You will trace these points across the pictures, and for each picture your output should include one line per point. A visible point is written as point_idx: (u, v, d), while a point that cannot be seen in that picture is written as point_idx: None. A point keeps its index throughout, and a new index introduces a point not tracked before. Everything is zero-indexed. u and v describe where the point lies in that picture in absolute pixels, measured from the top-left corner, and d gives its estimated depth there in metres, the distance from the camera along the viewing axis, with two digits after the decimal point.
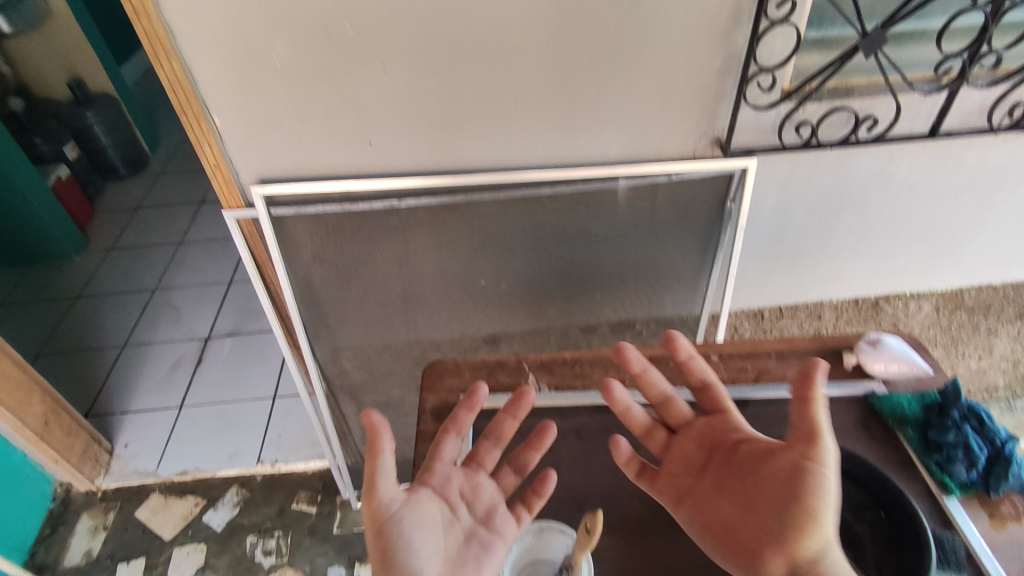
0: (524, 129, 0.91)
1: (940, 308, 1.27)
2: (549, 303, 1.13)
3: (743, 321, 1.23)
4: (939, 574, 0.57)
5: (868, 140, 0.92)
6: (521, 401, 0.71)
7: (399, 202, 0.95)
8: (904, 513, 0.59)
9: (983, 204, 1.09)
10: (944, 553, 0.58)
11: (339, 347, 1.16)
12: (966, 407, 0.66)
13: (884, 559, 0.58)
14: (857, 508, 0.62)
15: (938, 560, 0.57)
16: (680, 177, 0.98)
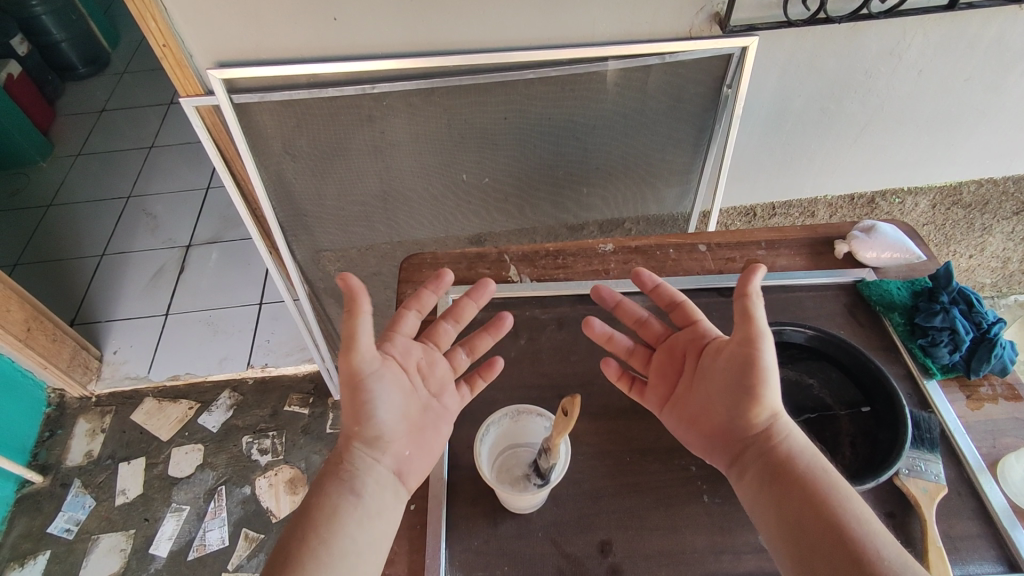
0: (504, 3, 0.82)
1: (936, 205, 1.24)
2: (534, 201, 1.09)
3: (734, 219, 1.21)
4: (913, 453, 0.56)
5: (880, 13, 0.84)
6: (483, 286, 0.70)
7: (371, 88, 0.88)
8: (883, 394, 0.59)
9: (996, 90, 1.03)
10: (918, 431, 0.58)
11: (320, 249, 1.13)
12: (956, 291, 0.63)
13: (858, 438, 0.59)
14: (836, 390, 0.62)
15: (913, 438, 0.57)
16: (675, 59, 0.90)
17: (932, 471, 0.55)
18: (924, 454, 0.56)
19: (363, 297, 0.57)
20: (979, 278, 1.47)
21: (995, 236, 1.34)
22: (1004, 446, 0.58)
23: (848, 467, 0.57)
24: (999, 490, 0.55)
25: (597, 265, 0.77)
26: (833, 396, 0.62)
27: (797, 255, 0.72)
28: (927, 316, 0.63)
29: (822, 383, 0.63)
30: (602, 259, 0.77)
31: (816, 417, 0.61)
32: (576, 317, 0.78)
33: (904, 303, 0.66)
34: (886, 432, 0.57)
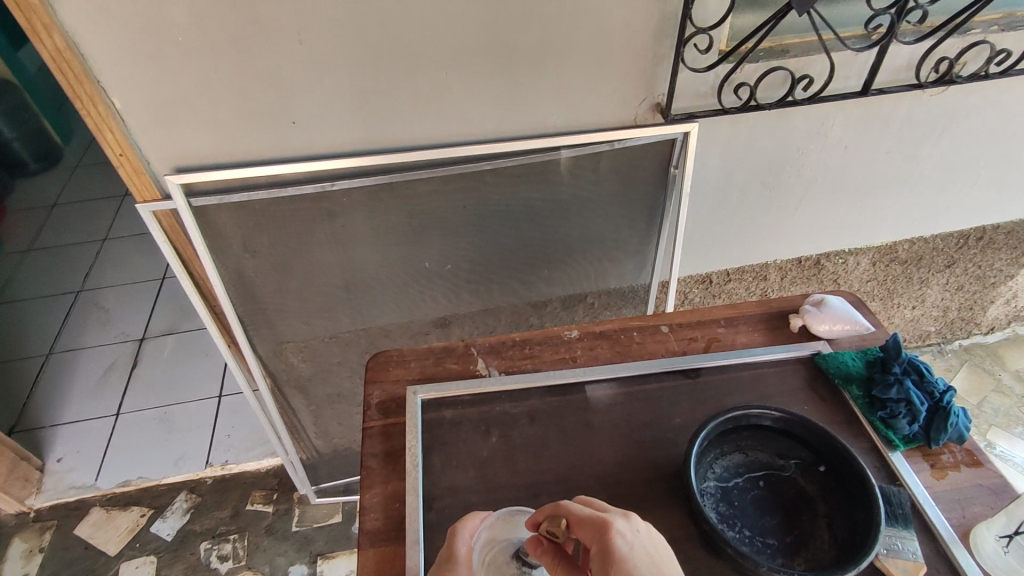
0: (458, 102, 0.86)
1: (876, 262, 1.32)
2: (497, 282, 1.11)
3: (692, 287, 1.25)
4: (888, 530, 0.56)
5: (804, 99, 0.92)
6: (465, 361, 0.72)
7: (331, 184, 0.90)
8: (853, 474, 0.60)
9: (913, 159, 1.12)
10: (892, 508, 0.58)
11: (281, 342, 1.11)
12: (907, 361, 0.64)
13: (835, 520, 0.59)
14: (809, 469, 0.63)
15: (886, 515, 0.57)
16: (623, 146, 0.96)
17: (908, 550, 0.55)
18: (898, 532, 0.56)
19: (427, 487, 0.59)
20: (924, 327, 1.55)
21: (932, 287, 1.43)
22: (974, 514, 0.58)
23: (828, 551, 0.57)
24: (976, 563, 0.55)
25: (574, 358, 0.72)
26: (807, 476, 0.62)
27: (754, 331, 0.73)
28: (883, 388, 0.63)
29: (794, 464, 0.63)
30: (576, 351, 0.72)
31: (791, 500, 0.61)
32: None
33: (859, 375, 0.66)
34: (862, 513, 0.57)
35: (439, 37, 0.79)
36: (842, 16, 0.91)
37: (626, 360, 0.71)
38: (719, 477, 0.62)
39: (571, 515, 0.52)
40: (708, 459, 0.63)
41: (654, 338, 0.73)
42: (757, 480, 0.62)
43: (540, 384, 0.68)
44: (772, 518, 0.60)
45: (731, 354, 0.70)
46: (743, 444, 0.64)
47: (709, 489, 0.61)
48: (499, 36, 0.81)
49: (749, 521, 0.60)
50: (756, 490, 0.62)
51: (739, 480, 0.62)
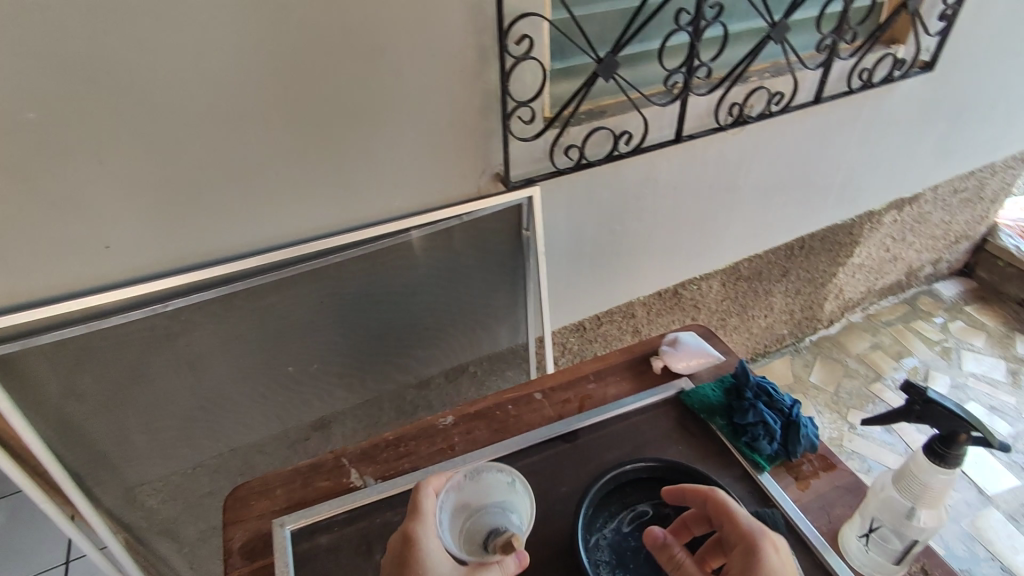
0: (293, 199, 0.83)
1: (725, 282, 1.44)
2: (372, 370, 1.06)
3: (568, 336, 1.28)
4: None
5: (627, 152, 1.00)
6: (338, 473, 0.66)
7: (163, 305, 0.82)
8: None
9: (733, 190, 1.25)
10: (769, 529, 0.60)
11: (133, 485, 0.97)
12: (756, 384, 0.69)
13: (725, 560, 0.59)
14: (695, 513, 0.63)
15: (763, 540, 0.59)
16: (472, 218, 0.97)
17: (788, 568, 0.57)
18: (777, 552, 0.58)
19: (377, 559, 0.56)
20: (778, 331, 1.71)
21: (776, 294, 1.58)
22: (837, 518, 0.63)
23: None
24: (847, 566, 0.58)
25: (451, 447, 0.68)
26: (695, 519, 0.63)
27: (623, 380, 0.75)
28: (741, 415, 0.66)
29: (682, 510, 0.63)
30: (454, 439, 0.69)
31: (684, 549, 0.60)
32: None
33: (720, 405, 0.69)
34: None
35: (259, 139, 0.77)
36: (644, 77, 1.02)
37: (506, 437, 0.69)
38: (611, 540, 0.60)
39: (729, 517, 0.54)
40: (598, 524, 0.61)
41: (529, 407, 0.72)
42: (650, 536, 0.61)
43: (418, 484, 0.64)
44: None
45: (606, 410, 0.70)
46: (632, 499, 0.63)
47: (603, 557, 0.59)
48: (325, 131, 0.80)
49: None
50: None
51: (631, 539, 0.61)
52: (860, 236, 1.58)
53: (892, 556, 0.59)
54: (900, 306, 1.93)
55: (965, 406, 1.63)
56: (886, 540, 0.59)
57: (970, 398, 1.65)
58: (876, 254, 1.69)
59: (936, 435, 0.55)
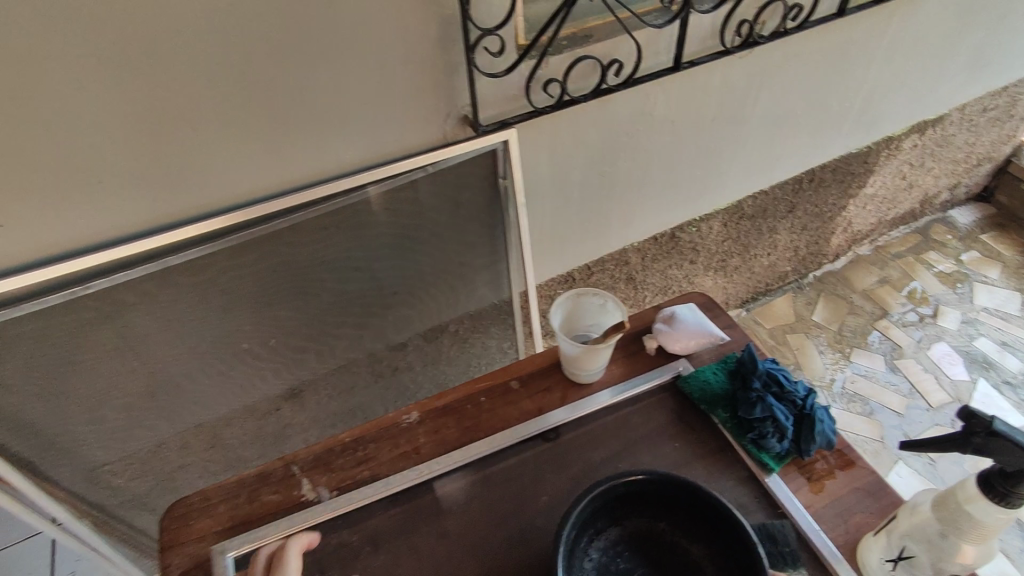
0: (223, 158, 0.71)
1: (726, 222, 1.32)
2: (341, 339, 0.97)
3: (556, 288, 1.17)
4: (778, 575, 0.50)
5: (618, 85, 0.86)
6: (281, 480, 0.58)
7: (84, 287, 0.72)
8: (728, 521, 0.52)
9: (737, 120, 1.10)
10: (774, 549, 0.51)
11: (91, 468, 0.90)
12: (764, 372, 0.59)
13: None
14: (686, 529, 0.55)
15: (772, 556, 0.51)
16: (439, 168, 0.85)
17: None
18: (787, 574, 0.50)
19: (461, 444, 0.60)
20: (782, 269, 1.61)
21: (780, 231, 1.47)
22: (857, 527, 0.53)
23: None
24: None
25: (416, 452, 0.59)
26: (685, 535, 0.55)
27: None
28: (746, 409, 0.58)
29: (672, 525, 0.55)
30: (420, 441, 0.61)
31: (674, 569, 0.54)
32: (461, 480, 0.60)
33: (723, 393, 0.61)
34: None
35: (165, 88, 0.63)
36: None
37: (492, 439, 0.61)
38: (597, 563, 0.54)
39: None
40: (582, 547, 0.54)
41: (505, 401, 0.63)
42: (635, 556, 0.55)
43: (378, 496, 0.56)
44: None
45: (591, 401, 0.62)
46: (619, 515, 0.56)
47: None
48: (248, 75, 0.66)
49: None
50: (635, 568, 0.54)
51: (617, 560, 0.55)
52: (876, 164, 1.44)
53: None
54: (910, 236, 1.82)
55: (973, 342, 1.57)
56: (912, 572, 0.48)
57: (980, 334, 1.59)
58: (891, 183, 1.56)
59: (997, 467, 0.45)
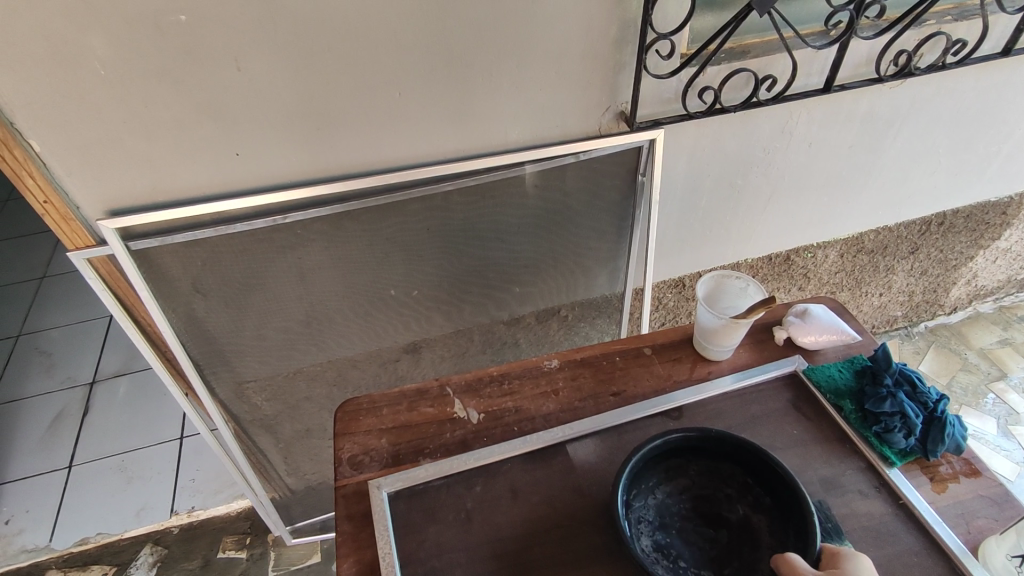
0: (414, 122, 0.82)
1: (844, 254, 1.32)
2: (468, 303, 1.06)
3: (665, 292, 1.22)
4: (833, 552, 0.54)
5: (769, 99, 0.90)
6: (432, 395, 0.68)
7: (283, 218, 0.84)
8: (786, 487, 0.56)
9: (874, 151, 1.11)
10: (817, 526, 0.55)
11: (244, 382, 1.03)
12: (898, 372, 0.62)
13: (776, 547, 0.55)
14: (754, 499, 0.59)
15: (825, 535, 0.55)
16: (588, 157, 0.92)
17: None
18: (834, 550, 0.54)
19: (595, 394, 0.67)
20: (891, 312, 1.56)
21: (898, 273, 1.44)
22: (979, 529, 0.55)
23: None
24: None
25: (555, 392, 0.68)
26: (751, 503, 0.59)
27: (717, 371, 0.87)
28: (875, 402, 0.61)
29: (738, 490, 0.60)
30: (558, 383, 0.69)
31: (733, 529, 0.58)
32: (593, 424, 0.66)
33: (848, 387, 0.64)
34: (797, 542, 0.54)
35: (386, 55, 0.74)
36: (801, 14, 0.90)
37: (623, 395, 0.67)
38: (660, 502, 0.60)
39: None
40: (649, 483, 0.61)
41: (638, 363, 0.70)
42: (697, 508, 0.60)
43: (518, 451, 0.62)
44: (709, 547, 0.57)
45: (718, 381, 0.67)
46: (689, 469, 0.62)
47: (646, 517, 0.59)
48: (453, 53, 0.77)
49: (684, 550, 0.57)
50: (695, 519, 0.59)
51: (679, 506, 0.60)
52: (1014, 217, 1.39)
53: None
54: None
55: None
56: None
57: None
58: None
59: None
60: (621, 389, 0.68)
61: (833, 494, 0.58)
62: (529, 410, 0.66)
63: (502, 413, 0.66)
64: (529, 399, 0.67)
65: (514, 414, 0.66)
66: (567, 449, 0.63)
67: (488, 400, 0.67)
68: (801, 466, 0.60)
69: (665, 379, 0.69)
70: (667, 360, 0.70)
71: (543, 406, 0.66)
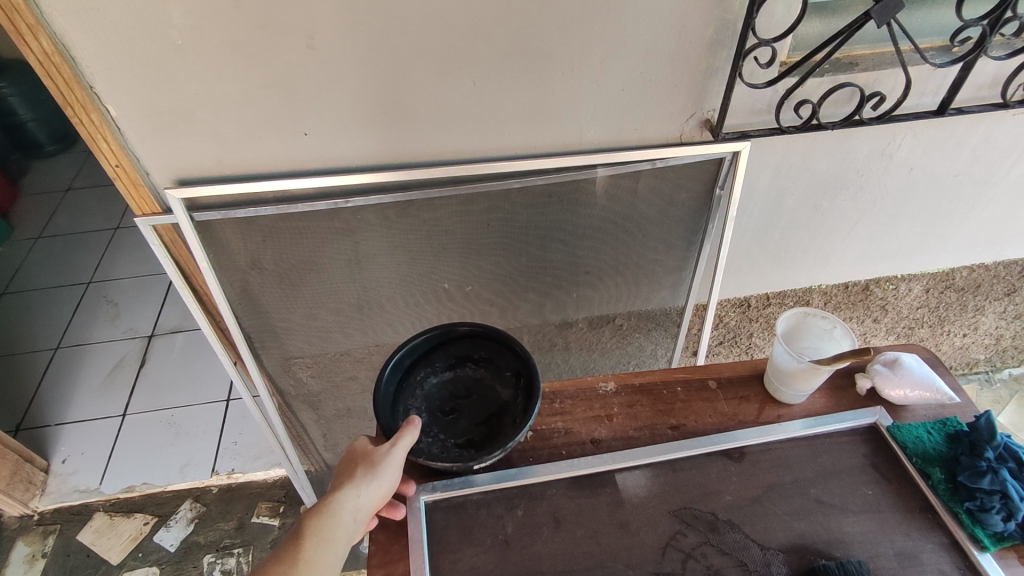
0: (486, 113, 0.78)
1: (930, 289, 1.21)
2: (521, 303, 1.02)
3: (729, 311, 1.15)
4: None
5: (874, 118, 0.82)
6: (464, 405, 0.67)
7: (344, 201, 0.83)
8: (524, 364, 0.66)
9: (983, 182, 1.00)
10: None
11: (290, 358, 1.03)
12: (1001, 445, 0.54)
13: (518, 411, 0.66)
14: (505, 377, 0.69)
15: None
16: (665, 165, 0.87)
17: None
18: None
19: (650, 424, 0.64)
20: (973, 355, 1.43)
21: (988, 315, 1.31)
22: None
23: (509, 433, 0.65)
24: None
25: (609, 417, 0.65)
26: (504, 383, 0.69)
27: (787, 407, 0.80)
28: (972, 476, 0.53)
29: (493, 369, 0.70)
30: (613, 409, 0.65)
31: (485, 402, 0.68)
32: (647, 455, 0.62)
33: (938, 454, 0.57)
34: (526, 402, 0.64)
35: (464, 43, 0.71)
36: (924, 25, 0.80)
37: (683, 431, 0.63)
38: (426, 388, 0.69)
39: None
40: (418, 376, 0.70)
41: (701, 397, 0.65)
42: (459, 388, 0.69)
43: (563, 476, 0.60)
44: (465, 417, 0.67)
45: (784, 426, 0.61)
46: (454, 359, 0.71)
47: (413, 401, 0.68)
48: (533, 46, 0.72)
49: (442, 423, 0.67)
50: (456, 397, 0.69)
51: (444, 390, 0.69)
52: None
53: None
54: None
55: None
56: None
57: None
58: None
59: None
60: (680, 424, 0.64)
61: (910, 571, 0.52)
62: (580, 434, 0.63)
63: (551, 436, 0.63)
64: (582, 422, 0.64)
65: (563, 436, 0.63)
66: (616, 479, 0.60)
67: (541, 419, 0.65)
68: (875, 535, 0.54)
69: (730, 417, 0.64)
70: (733, 396, 0.65)
71: (596, 432, 0.64)
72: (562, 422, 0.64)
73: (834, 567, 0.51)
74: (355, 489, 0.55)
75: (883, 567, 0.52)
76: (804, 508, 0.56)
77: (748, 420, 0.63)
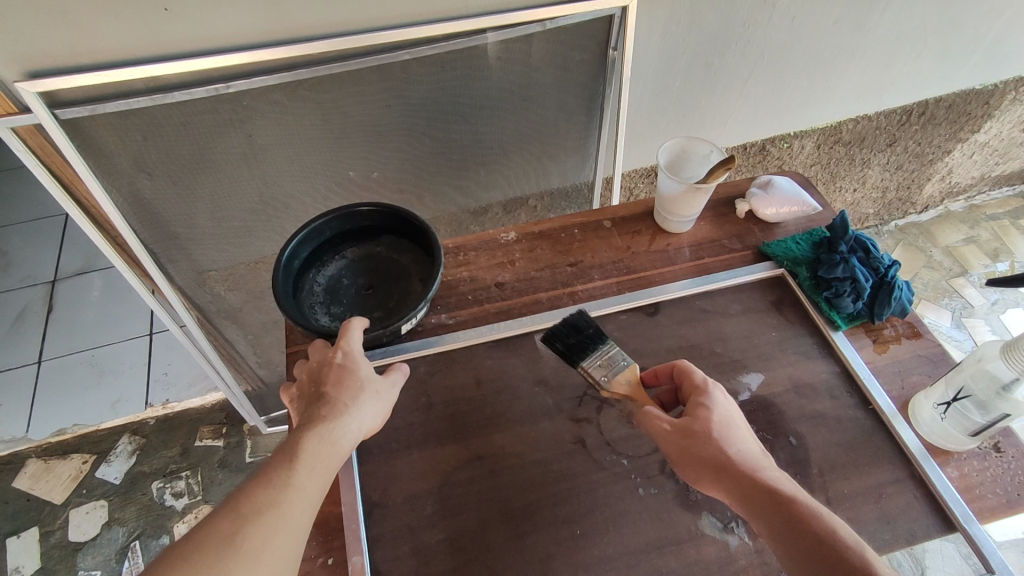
0: None
1: (821, 145, 1.29)
2: (434, 188, 1.03)
3: (637, 181, 1.20)
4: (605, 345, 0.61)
5: None
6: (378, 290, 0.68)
7: (225, 85, 0.78)
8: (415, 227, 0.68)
9: (859, 29, 1.04)
10: (577, 334, 0.62)
11: (203, 270, 1.00)
12: (853, 239, 0.65)
13: (422, 272, 0.69)
14: (398, 246, 0.71)
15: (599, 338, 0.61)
16: (556, 25, 0.86)
17: None
18: (599, 350, 0.60)
19: (553, 267, 0.71)
20: (863, 209, 1.57)
21: (874, 167, 1.42)
22: (913, 385, 0.60)
23: (421, 291, 0.68)
24: (911, 432, 0.56)
25: (512, 262, 0.71)
26: (400, 251, 0.71)
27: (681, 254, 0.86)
28: (829, 268, 0.64)
29: (384, 245, 0.72)
30: (515, 254, 0.72)
31: (389, 275, 0.70)
32: (547, 284, 0.69)
33: (805, 257, 0.67)
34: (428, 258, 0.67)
35: None
36: None
37: (581, 270, 0.70)
38: (325, 283, 0.69)
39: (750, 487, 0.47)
40: (311, 274, 0.69)
41: (596, 235, 0.73)
42: (359, 271, 0.70)
43: (483, 339, 0.65)
44: (375, 293, 0.69)
45: (671, 287, 0.67)
46: (342, 248, 0.71)
47: (317, 298, 0.68)
48: None
49: (353, 301, 0.68)
50: (359, 279, 0.70)
51: (345, 278, 0.70)
52: (995, 108, 1.36)
53: (967, 431, 0.54)
54: (1009, 201, 1.74)
55: None
56: (967, 412, 0.54)
57: None
58: (1005, 134, 1.46)
59: None
60: (578, 262, 0.71)
61: (777, 355, 0.62)
62: (489, 281, 0.70)
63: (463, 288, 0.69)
64: (491, 271, 0.71)
65: (475, 288, 0.69)
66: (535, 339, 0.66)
67: (452, 272, 0.71)
68: (748, 332, 0.64)
69: (621, 253, 0.71)
70: (624, 235, 0.73)
71: (503, 276, 0.70)
72: (470, 273, 0.71)
73: (559, 327, 0.64)
74: (359, 417, 0.53)
75: (754, 356, 0.62)
76: (690, 316, 0.65)
77: (637, 257, 0.71)
